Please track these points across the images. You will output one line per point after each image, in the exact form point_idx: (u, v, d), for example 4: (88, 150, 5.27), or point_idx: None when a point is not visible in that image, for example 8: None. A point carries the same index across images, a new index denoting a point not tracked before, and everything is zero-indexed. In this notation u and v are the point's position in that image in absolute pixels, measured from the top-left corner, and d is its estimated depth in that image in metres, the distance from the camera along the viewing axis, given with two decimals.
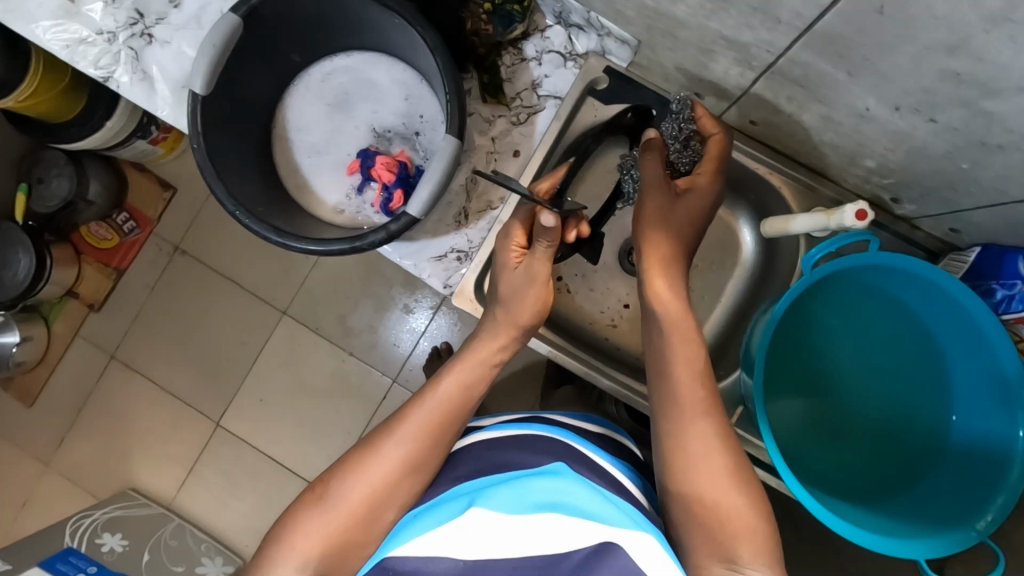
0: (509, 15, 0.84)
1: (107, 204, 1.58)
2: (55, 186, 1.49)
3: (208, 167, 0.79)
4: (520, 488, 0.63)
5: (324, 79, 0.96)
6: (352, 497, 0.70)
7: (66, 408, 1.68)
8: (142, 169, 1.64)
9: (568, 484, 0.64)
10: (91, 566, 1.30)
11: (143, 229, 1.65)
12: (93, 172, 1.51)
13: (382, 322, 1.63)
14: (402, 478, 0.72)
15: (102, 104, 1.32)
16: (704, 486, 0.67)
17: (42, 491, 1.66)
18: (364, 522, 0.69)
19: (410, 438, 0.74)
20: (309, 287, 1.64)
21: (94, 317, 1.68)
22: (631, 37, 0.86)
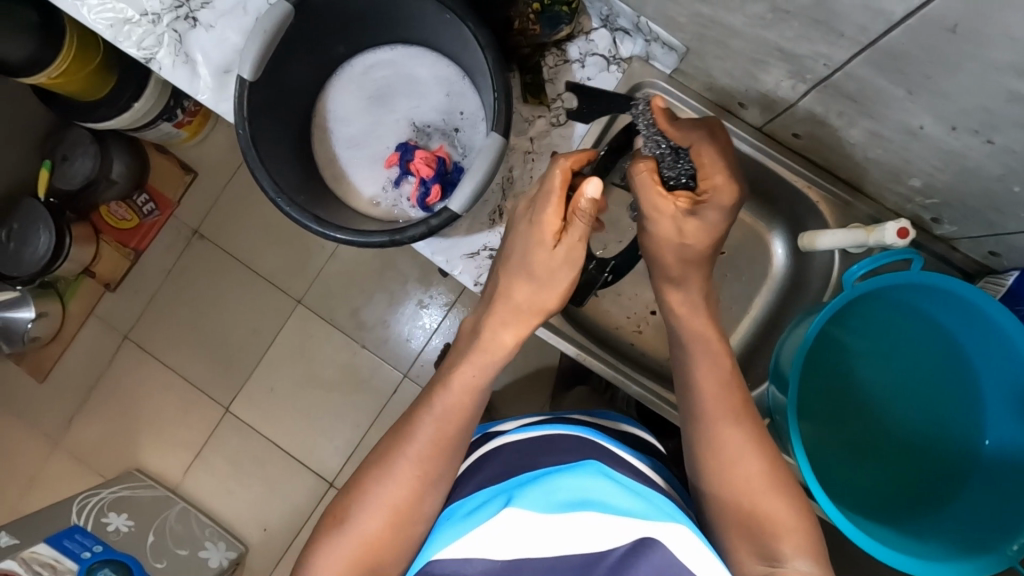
0: (557, 16, 0.86)
1: (128, 184, 1.58)
2: (80, 164, 1.50)
3: (251, 152, 0.79)
4: (548, 487, 0.62)
5: (365, 71, 0.97)
6: (373, 520, 0.72)
7: (77, 385, 1.69)
8: (165, 152, 1.64)
9: (595, 479, 0.64)
10: (96, 546, 1.31)
11: (163, 211, 1.66)
12: (117, 153, 1.52)
13: (397, 316, 1.63)
14: (413, 504, 0.73)
15: (133, 84, 1.33)
16: (742, 494, 0.69)
17: (49, 467, 1.67)
18: (383, 545, 0.72)
19: (413, 463, 0.74)
20: (325, 277, 1.65)
21: (109, 296, 1.69)
22: (679, 45, 0.85)
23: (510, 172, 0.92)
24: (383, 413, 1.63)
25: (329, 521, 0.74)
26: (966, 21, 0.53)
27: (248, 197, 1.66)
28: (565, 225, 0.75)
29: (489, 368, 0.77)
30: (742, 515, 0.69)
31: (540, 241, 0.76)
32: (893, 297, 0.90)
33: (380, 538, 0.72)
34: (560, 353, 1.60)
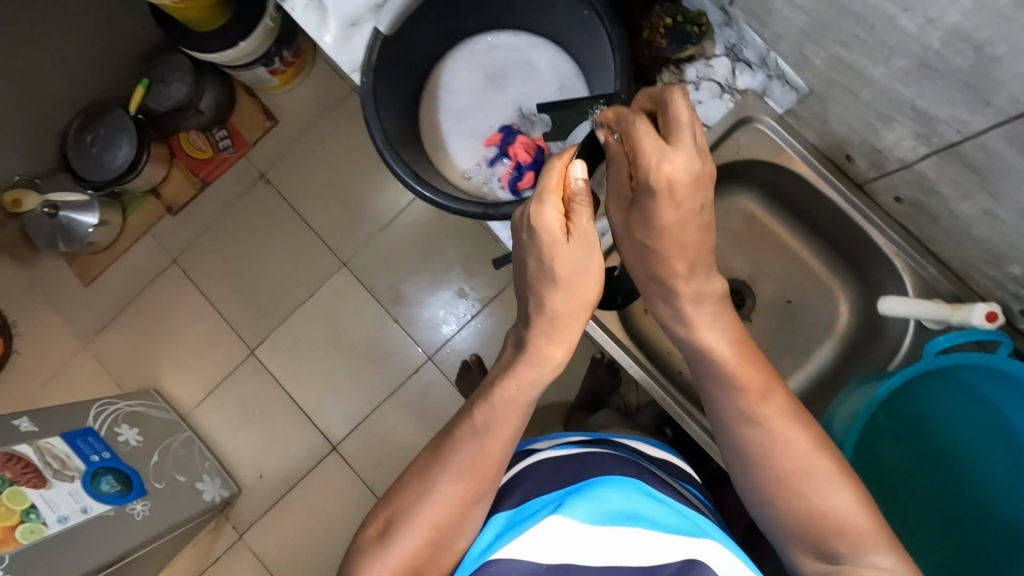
0: (686, 35, 0.87)
1: (213, 118, 1.64)
2: (174, 89, 1.55)
3: (370, 103, 0.83)
4: (596, 498, 0.66)
5: (485, 51, 0.99)
6: (416, 538, 0.72)
7: (118, 296, 1.74)
8: (251, 94, 1.69)
9: (639, 498, 0.68)
10: (104, 452, 1.33)
11: (237, 150, 1.70)
12: (209, 86, 1.58)
13: (435, 298, 1.65)
14: (461, 515, 0.74)
15: (242, 25, 1.38)
16: (792, 498, 0.67)
17: (75, 367, 1.72)
18: (431, 555, 0.72)
19: (459, 474, 0.74)
20: (374, 245, 1.67)
21: (168, 220, 1.74)
22: (803, 86, 0.86)
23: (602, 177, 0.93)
24: (401, 389, 1.64)
25: (370, 534, 0.75)
26: None
27: (320, 152, 1.70)
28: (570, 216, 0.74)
29: (536, 385, 0.77)
30: (801, 521, 0.66)
31: (553, 241, 0.74)
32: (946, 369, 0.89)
33: (423, 555, 0.72)
34: (588, 369, 1.60)
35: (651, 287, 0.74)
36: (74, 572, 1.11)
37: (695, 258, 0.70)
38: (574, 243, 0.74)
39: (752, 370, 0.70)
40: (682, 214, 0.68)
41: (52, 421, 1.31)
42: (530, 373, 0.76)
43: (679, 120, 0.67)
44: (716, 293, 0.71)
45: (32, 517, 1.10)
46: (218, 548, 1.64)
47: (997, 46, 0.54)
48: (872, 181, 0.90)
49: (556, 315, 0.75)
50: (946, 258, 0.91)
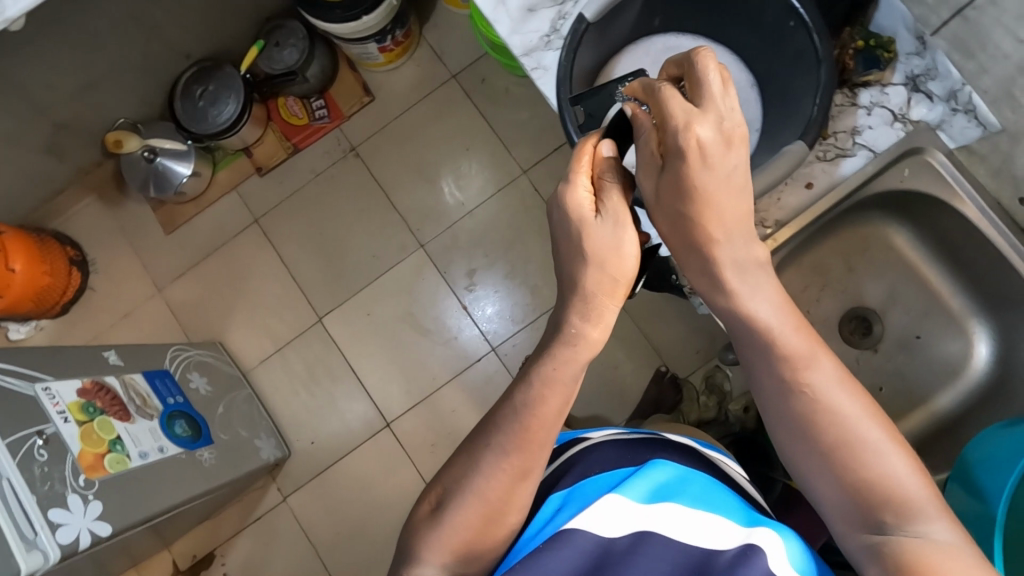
0: (875, 59, 0.89)
1: (315, 87, 1.68)
2: (286, 53, 1.61)
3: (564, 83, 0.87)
4: (650, 479, 0.69)
5: (665, 50, 1.00)
6: (465, 518, 0.72)
7: (197, 247, 1.77)
8: (353, 69, 1.72)
9: (698, 489, 0.69)
10: (176, 397, 1.35)
11: (332, 120, 1.73)
12: (318, 53, 1.63)
13: (507, 290, 1.66)
14: (514, 487, 0.73)
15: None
16: (838, 467, 0.63)
17: (147, 311, 1.75)
18: (487, 528, 0.72)
19: (507, 448, 0.73)
20: (456, 230, 1.69)
21: (255, 179, 1.76)
22: (997, 124, 0.85)
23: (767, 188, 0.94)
24: (461, 375, 1.65)
25: (424, 511, 0.75)
26: None
27: (413, 133, 1.72)
28: (600, 197, 0.74)
29: (581, 359, 0.74)
30: (849, 490, 0.62)
31: (580, 221, 0.74)
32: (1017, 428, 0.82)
33: (478, 529, 0.72)
34: (652, 380, 1.60)
35: (688, 256, 0.70)
36: (149, 509, 1.12)
37: (734, 224, 0.66)
38: (604, 220, 0.74)
39: (799, 335, 0.67)
40: (715, 176, 0.65)
41: (135, 359, 1.33)
42: (584, 350, 0.74)
43: (706, 81, 0.66)
44: (756, 263, 0.67)
45: (118, 448, 1.11)
46: (263, 507, 1.66)
47: None
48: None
49: (589, 295, 0.74)
50: None
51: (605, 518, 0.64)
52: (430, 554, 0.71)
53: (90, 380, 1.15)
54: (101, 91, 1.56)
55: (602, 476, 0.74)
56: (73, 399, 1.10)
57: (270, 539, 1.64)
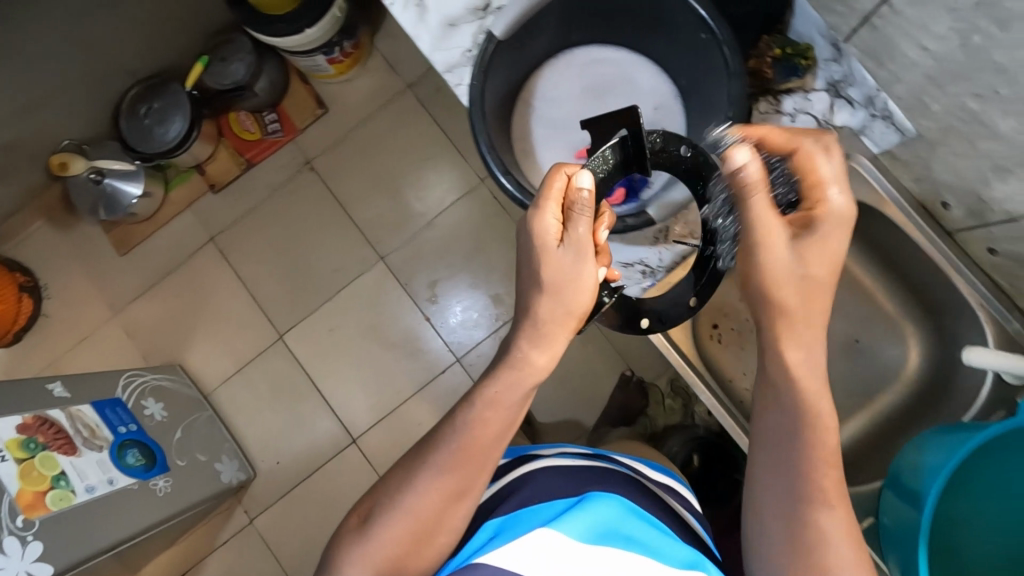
0: (794, 66, 0.90)
1: (266, 101, 1.65)
2: (234, 68, 1.56)
3: (477, 103, 0.85)
4: (587, 516, 0.70)
5: (587, 63, 1.02)
6: (395, 533, 0.71)
7: (152, 268, 1.72)
8: (306, 82, 1.70)
9: (633, 528, 0.71)
10: (130, 424, 1.32)
11: (286, 134, 1.70)
12: (267, 68, 1.60)
13: (468, 299, 1.64)
14: (448, 505, 0.72)
15: (313, 14, 1.38)
16: (803, 564, 0.64)
17: (103, 334, 1.70)
18: (416, 547, 0.71)
19: (444, 466, 0.73)
20: (416, 242, 1.66)
21: (209, 197, 1.72)
22: (911, 130, 0.87)
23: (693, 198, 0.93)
24: (426, 388, 1.63)
25: (353, 524, 0.75)
26: None
27: (370, 144, 1.70)
28: (566, 227, 0.74)
29: (524, 382, 0.76)
30: None
31: (543, 247, 0.75)
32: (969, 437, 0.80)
33: (406, 546, 0.71)
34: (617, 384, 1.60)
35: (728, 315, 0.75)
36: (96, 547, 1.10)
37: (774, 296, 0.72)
38: (567, 251, 0.74)
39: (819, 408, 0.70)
40: (782, 265, 0.72)
41: (86, 388, 1.28)
42: (530, 375, 0.76)
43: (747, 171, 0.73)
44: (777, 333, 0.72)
45: (62, 484, 1.09)
46: (229, 530, 1.63)
47: None
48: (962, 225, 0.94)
49: (541, 321, 0.76)
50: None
51: (545, 555, 0.65)
52: (356, 566, 0.71)
53: (31, 415, 1.11)
54: (42, 114, 1.51)
55: (556, 499, 0.76)
56: (11, 435, 1.06)
57: (238, 563, 1.61)
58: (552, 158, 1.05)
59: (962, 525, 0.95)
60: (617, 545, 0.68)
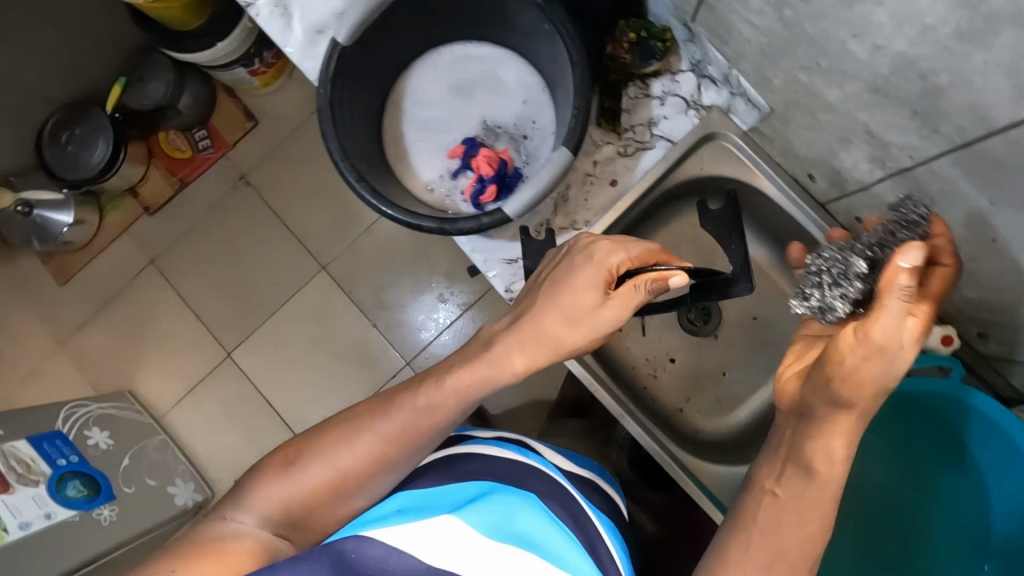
0: (651, 50, 0.83)
1: (193, 118, 1.60)
2: (154, 88, 1.53)
3: (327, 112, 0.79)
4: (501, 512, 0.66)
5: (454, 61, 0.98)
6: (312, 483, 0.71)
7: (93, 296, 1.68)
8: (232, 95, 1.66)
9: (553, 532, 0.66)
10: (72, 455, 1.31)
11: (217, 150, 1.67)
12: (190, 85, 1.55)
13: (413, 303, 1.61)
14: (372, 471, 0.72)
15: (223, 27, 1.36)
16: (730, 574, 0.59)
17: (48, 368, 1.65)
18: (326, 501, 0.71)
19: (388, 435, 0.72)
20: (356, 249, 1.64)
21: (146, 220, 1.70)
22: (765, 104, 0.78)
23: (570, 189, 0.87)
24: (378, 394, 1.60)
25: (278, 460, 0.74)
26: None
27: (302, 154, 1.68)
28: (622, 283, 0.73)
29: (488, 384, 0.73)
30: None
31: (579, 274, 0.73)
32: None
33: (319, 493, 0.71)
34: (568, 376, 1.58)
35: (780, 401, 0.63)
36: None
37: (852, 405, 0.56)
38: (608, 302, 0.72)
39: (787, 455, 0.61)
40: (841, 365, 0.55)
41: (19, 428, 1.28)
42: (488, 370, 0.73)
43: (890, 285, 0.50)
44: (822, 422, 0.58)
45: None
46: None
47: (943, 76, 0.49)
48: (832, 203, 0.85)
49: (543, 332, 0.73)
50: None
51: (434, 537, 0.61)
52: (263, 502, 0.71)
53: None
54: None
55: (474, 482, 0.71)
56: None
57: None
58: (426, 159, 0.98)
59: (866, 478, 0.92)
60: (527, 545, 0.63)
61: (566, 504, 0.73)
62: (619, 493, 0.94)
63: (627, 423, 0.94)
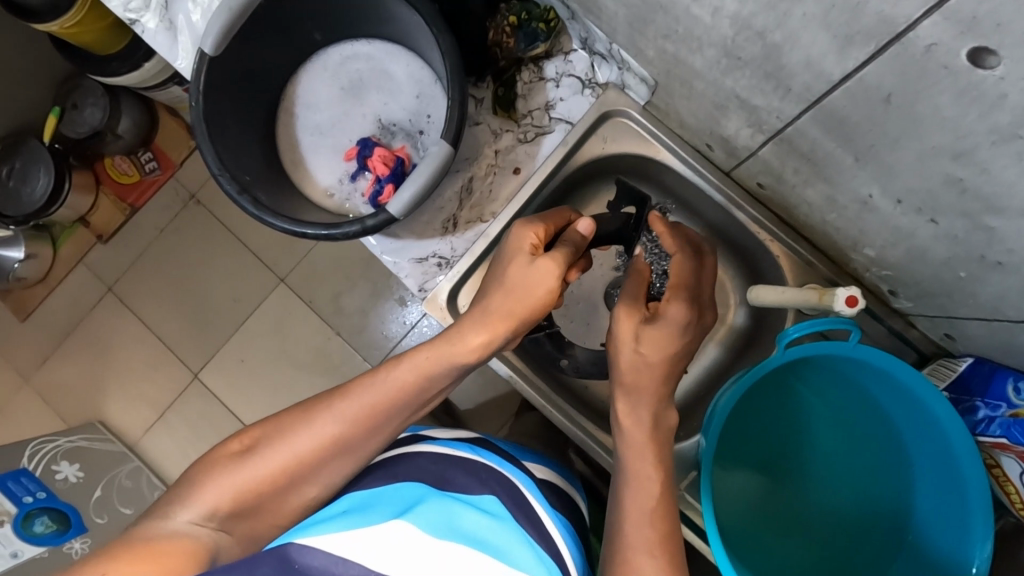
0: (534, 34, 0.68)
1: (135, 140, 1.37)
2: (88, 114, 1.32)
3: (200, 124, 0.62)
4: (451, 509, 0.50)
5: (339, 60, 0.75)
6: (269, 468, 0.52)
7: (54, 329, 1.48)
8: (176, 115, 1.40)
9: (509, 535, 0.51)
10: (40, 492, 1.14)
11: (165, 172, 1.43)
12: (126, 105, 1.32)
13: (375, 310, 1.36)
14: (331, 456, 0.53)
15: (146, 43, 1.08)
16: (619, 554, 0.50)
17: (16, 405, 1.47)
18: (276, 493, 0.52)
19: (350, 414, 0.54)
20: (313, 258, 1.39)
21: (99, 249, 1.47)
22: (649, 76, 0.65)
23: (470, 182, 0.73)
24: None
25: (227, 450, 0.53)
26: (902, 91, 0.38)
27: None
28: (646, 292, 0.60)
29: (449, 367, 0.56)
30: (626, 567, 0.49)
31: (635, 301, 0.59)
32: (799, 384, 0.68)
33: (267, 484, 0.51)
34: None
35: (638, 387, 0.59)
36: None
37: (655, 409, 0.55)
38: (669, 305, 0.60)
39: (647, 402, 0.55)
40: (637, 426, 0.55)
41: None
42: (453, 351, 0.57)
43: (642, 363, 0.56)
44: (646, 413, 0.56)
45: None
46: None
47: (775, 32, 0.41)
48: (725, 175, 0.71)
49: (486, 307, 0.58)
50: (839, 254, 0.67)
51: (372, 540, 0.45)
52: (209, 495, 0.50)
53: None
54: None
55: (412, 486, 0.53)
56: None
57: None
58: (312, 172, 0.75)
59: (864, 481, 0.67)
60: (488, 551, 0.48)
61: (520, 506, 0.54)
62: (580, 496, 0.72)
63: (559, 420, 0.76)
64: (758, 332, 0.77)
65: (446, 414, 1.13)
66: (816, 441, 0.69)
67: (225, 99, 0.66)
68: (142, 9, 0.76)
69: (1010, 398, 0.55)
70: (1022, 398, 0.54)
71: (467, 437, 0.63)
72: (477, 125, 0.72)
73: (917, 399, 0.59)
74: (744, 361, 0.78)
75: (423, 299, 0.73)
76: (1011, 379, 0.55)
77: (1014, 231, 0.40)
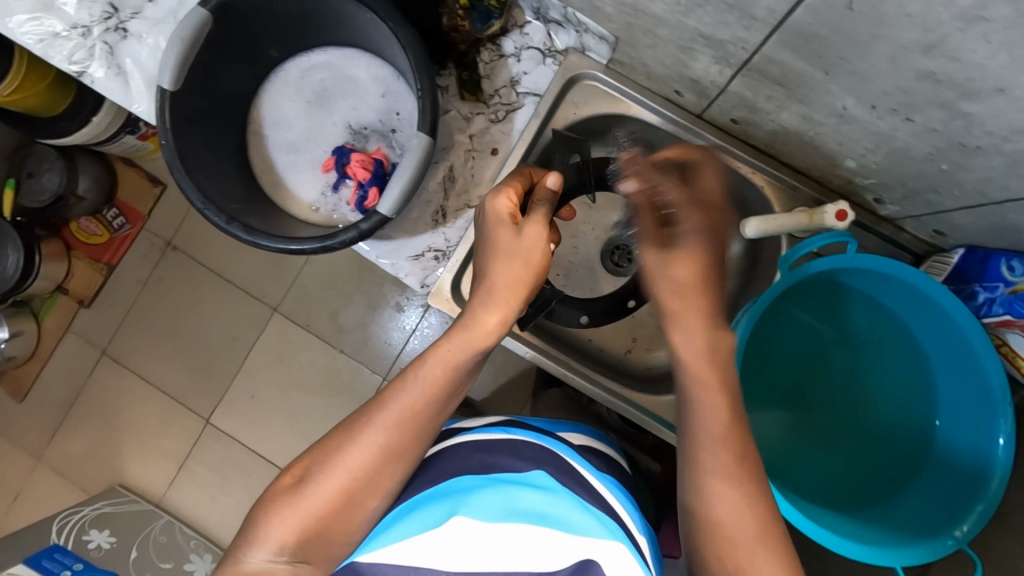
0: (487, 12, 0.67)
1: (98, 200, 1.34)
2: (47, 180, 1.26)
3: (177, 165, 0.61)
4: (503, 492, 0.49)
5: (297, 76, 0.75)
6: (328, 492, 0.51)
7: (55, 403, 1.42)
8: (132, 164, 1.38)
9: (561, 502, 0.49)
10: (78, 563, 1.10)
11: (134, 225, 1.39)
12: (83, 166, 1.28)
13: (374, 321, 1.35)
14: (385, 466, 0.52)
15: (92, 96, 1.04)
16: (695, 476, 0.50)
17: (29, 488, 1.40)
18: (343, 511, 0.51)
19: (391, 423, 0.53)
20: (301, 283, 1.37)
21: (84, 314, 1.42)
22: (608, 33, 0.66)
23: (451, 170, 0.73)
24: None
25: (282, 484, 0.52)
26: None
27: None
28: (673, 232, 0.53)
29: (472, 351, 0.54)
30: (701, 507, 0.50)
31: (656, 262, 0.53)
32: (800, 312, 0.71)
33: (337, 510, 0.51)
34: None
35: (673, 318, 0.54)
36: None
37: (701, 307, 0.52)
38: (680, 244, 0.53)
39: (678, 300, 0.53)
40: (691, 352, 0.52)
41: None
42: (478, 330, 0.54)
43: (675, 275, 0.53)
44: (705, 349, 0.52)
45: None
46: None
47: None
48: (700, 113, 0.70)
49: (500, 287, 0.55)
50: (817, 176, 0.69)
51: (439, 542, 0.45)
52: (279, 529, 0.50)
53: None
54: None
55: (463, 478, 0.53)
56: None
57: None
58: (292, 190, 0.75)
59: (885, 383, 0.69)
60: (550, 524, 0.47)
61: (565, 473, 0.54)
62: (616, 451, 0.72)
63: (582, 384, 0.78)
64: (759, 261, 0.78)
65: (467, 406, 1.13)
66: (831, 363, 0.71)
67: (195, 132, 0.66)
68: (88, 59, 0.74)
69: (1006, 277, 0.57)
70: (1016, 274, 0.57)
71: (498, 421, 0.63)
72: (447, 113, 0.73)
73: (917, 292, 0.61)
74: (747, 295, 0.80)
75: (429, 293, 0.74)
76: (1004, 259, 0.58)
77: (991, 112, 0.43)
